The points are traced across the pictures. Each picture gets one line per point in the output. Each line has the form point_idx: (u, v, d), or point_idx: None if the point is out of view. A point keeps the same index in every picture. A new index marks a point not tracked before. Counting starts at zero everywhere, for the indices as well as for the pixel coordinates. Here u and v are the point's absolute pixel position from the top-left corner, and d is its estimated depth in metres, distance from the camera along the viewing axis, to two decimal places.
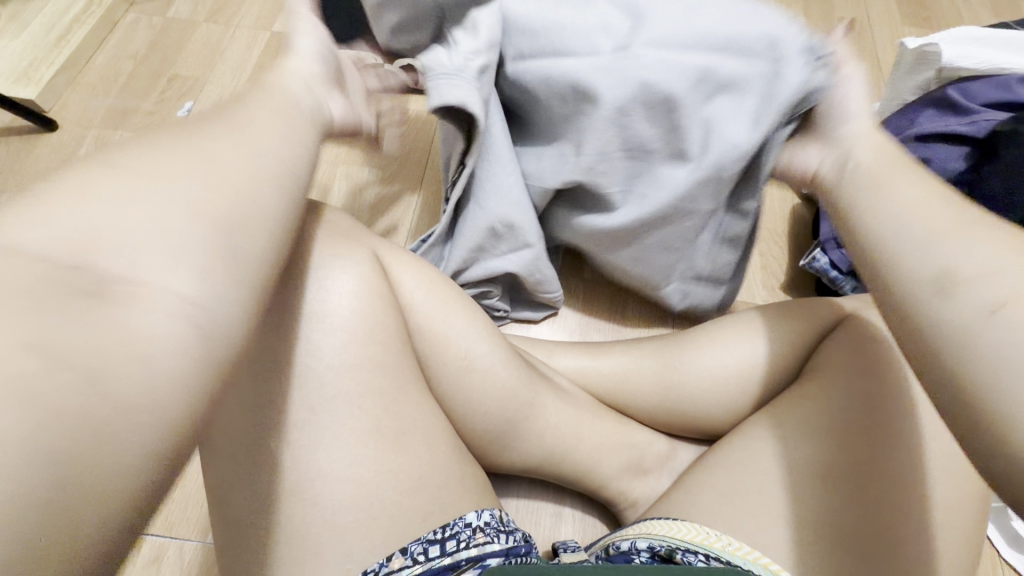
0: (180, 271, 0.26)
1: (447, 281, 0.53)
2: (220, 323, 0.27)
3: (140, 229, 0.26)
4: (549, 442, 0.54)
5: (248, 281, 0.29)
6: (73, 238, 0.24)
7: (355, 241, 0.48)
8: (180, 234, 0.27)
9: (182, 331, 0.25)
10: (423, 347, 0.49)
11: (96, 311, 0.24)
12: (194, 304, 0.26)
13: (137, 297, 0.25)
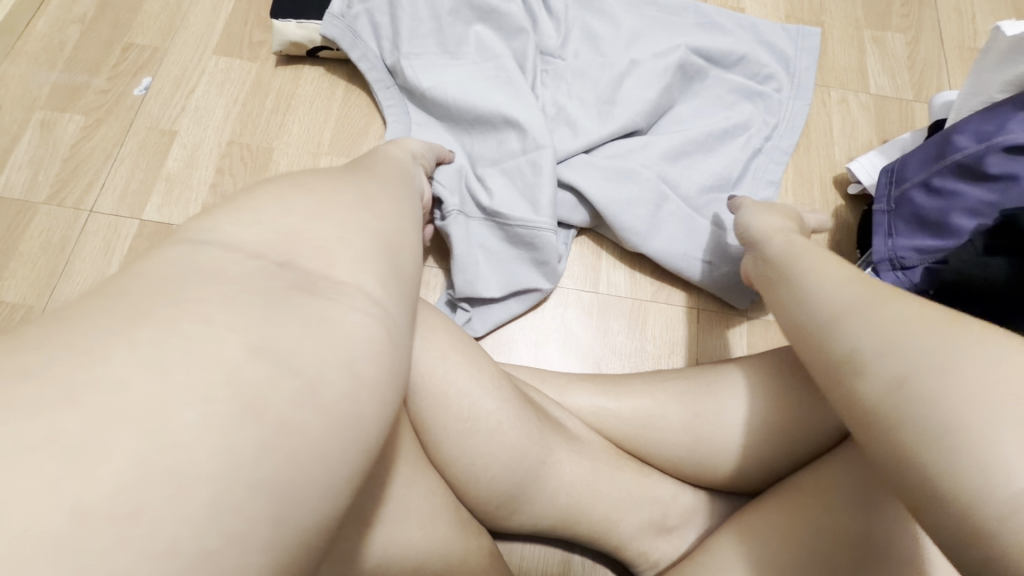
0: (367, 275, 0.30)
1: (446, 323, 0.45)
2: (396, 325, 0.31)
3: (330, 242, 0.31)
4: (563, 502, 0.48)
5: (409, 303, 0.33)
6: (284, 246, 0.30)
7: None
8: (359, 246, 0.31)
9: (375, 331, 0.29)
10: (420, 409, 0.42)
11: (308, 303, 0.28)
12: (380, 303, 0.30)
13: (341, 295, 0.29)
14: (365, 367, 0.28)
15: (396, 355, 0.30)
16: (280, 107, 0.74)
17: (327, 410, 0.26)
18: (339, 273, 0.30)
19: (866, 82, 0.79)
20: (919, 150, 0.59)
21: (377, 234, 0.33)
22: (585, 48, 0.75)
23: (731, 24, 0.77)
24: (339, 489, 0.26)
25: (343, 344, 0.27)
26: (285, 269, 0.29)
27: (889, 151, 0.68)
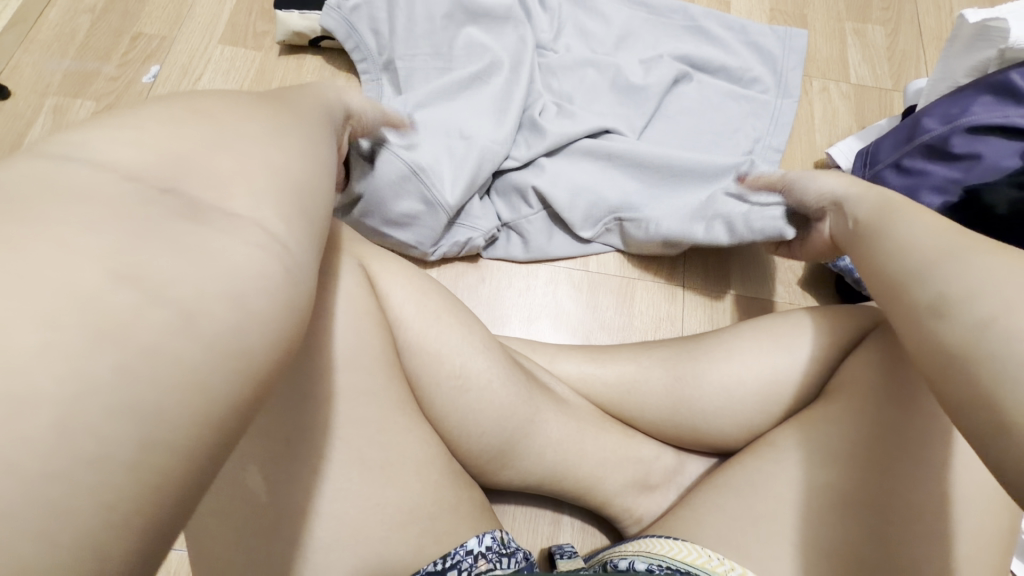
0: (267, 210, 0.26)
1: (440, 289, 0.48)
2: (303, 266, 0.26)
3: (231, 172, 0.26)
4: (550, 459, 0.50)
5: (320, 239, 0.28)
6: (169, 169, 0.24)
7: (339, 248, 0.44)
8: (260, 177, 0.26)
9: (271, 267, 0.25)
10: (415, 366, 0.44)
11: (193, 233, 0.23)
12: (282, 238, 0.26)
13: (229, 227, 0.24)
14: (255, 302, 0.23)
15: (301, 296, 0.26)
16: None
17: (207, 338, 0.22)
18: (232, 206, 0.25)
19: (846, 72, 0.82)
20: (891, 134, 0.62)
21: (298, 163, 0.29)
22: (577, 41, 0.79)
23: (718, 25, 0.79)
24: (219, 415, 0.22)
25: (231, 284, 0.23)
26: (165, 195, 0.24)
27: (865, 137, 0.71)
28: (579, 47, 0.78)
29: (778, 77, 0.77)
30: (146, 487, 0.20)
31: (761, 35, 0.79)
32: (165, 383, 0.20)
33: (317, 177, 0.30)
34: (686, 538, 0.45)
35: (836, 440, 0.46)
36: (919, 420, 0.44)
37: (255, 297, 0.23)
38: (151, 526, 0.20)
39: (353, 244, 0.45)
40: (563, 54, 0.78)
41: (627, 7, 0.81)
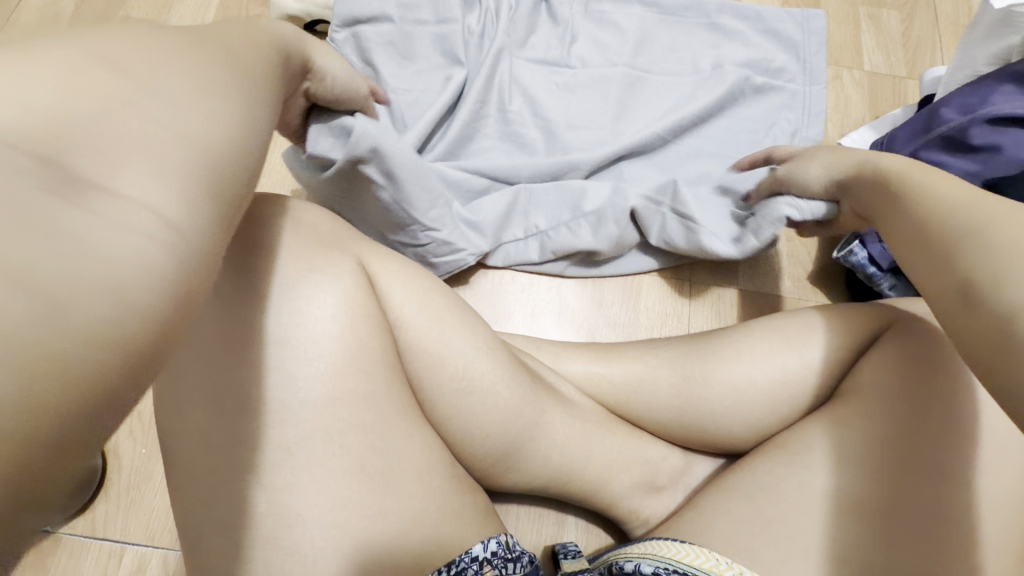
0: (160, 193, 0.23)
1: (442, 287, 0.47)
2: (199, 245, 0.24)
3: (126, 142, 0.23)
4: (556, 461, 0.49)
5: (224, 215, 0.26)
6: (54, 133, 0.22)
7: (336, 246, 0.42)
8: (159, 152, 0.24)
9: (161, 253, 0.22)
10: (417, 369, 0.43)
11: (74, 220, 0.21)
12: (175, 224, 0.23)
13: (113, 210, 0.22)
14: (139, 289, 0.21)
15: (197, 279, 0.24)
16: None
17: (77, 328, 0.20)
18: (123, 189, 0.22)
19: (860, 59, 0.80)
20: (907, 124, 0.60)
21: (204, 135, 0.26)
22: (580, 34, 0.76)
23: (731, 17, 0.77)
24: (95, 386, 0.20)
25: (106, 273, 0.21)
26: (40, 165, 0.21)
27: (879, 127, 0.69)
28: (584, 39, 0.76)
29: (804, 64, 0.75)
30: (9, 474, 0.19)
31: (780, 20, 0.76)
32: (21, 373, 0.19)
33: (234, 158, 0.27)
34: (693, 542, 0.44)
35: (851, 444, 0.45)
36: (940, 425, 0.42)
37: (140, 284, 0.22)
38: (14, 500, 0.19)
39: (352, 242, 0.43)
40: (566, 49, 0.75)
41: (625, 6, 0.78)
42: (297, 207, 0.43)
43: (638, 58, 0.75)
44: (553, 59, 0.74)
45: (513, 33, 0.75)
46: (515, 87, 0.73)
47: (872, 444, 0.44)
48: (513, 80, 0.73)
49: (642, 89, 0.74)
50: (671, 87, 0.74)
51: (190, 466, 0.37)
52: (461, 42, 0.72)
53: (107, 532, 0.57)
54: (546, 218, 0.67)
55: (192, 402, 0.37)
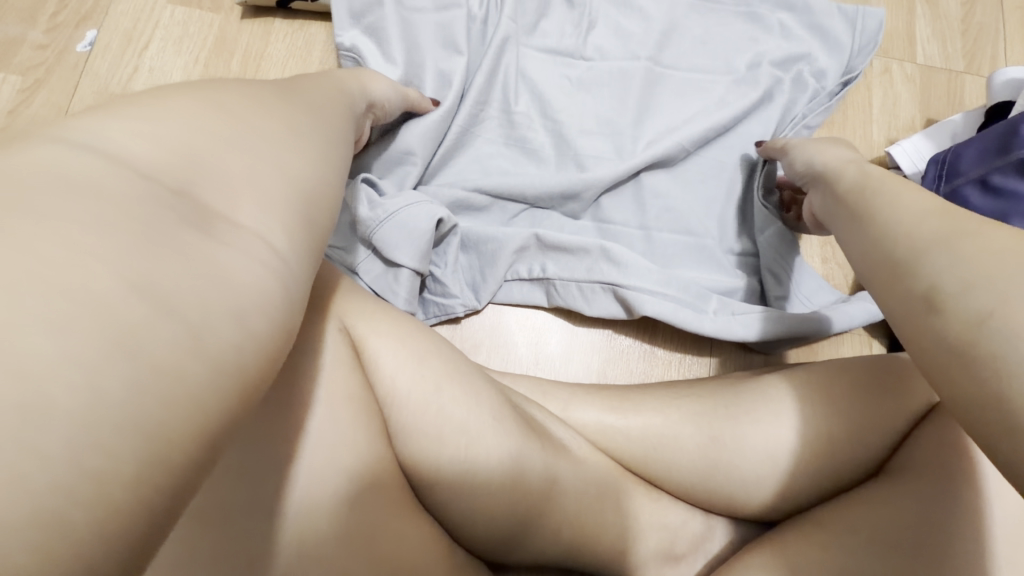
0: (272, 223, 0.25)
1: (440, 346, 0.40)
2: (297, 283, 0.25)
3: (233, 171, 0.25)
4: (567, 535, 0.44)
5: (314, 241, 0.28)
6: (179, 168, 0.24)
7: (310, 309, 0.35)
8: (264, 188, 0.26)
9: (270, 284, 0.23)
10: (409, 452, 0.36)
11: (201, 245, 0.22)
12: (282, 254, 0.25)
13: (236, 239, 0.23)
14: (257, 318, 0.22)
15: (292, 320, 0.25)
16: (246, 66, 0.64)
17: (213, 355, 0.20)
18: (240, 218, 0.24)
19: (913, 50, 0.71)
20: (976, 140, 0.52)
21: (288, 171, 0.28)
22: (597, 18, 0.66)
23: (772, 7, 0.67)
24: (217, 422, 0.21)
25: (236, 299, 0.22)
26: (174, 196, 0.23)
27: (936, 135, 0.60)
28: (601, 23, 0.66)
29: (849, 64, 0.65)
30: (132, 492, 0.18)
31: (827, 12, 0.66)
32: (168, 402, 0.19)
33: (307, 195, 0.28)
34: None
35: (904, 521, 0.39)
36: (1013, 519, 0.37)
37: (259, 307, 0.23)
38: (133, 550, 0.19)
39: (332, 299, 0.36)
40: (581, 38, 0.65)
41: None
42: None
43: (661, 48, 0.65)
44: (565, 48, 0.65)
45: (522, 22, 0.65)
46: (522, 82, 0.64)
47: (930, 520, 0.39)
48: (520, 74, 0.64)
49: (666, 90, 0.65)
50: (700, 87, 0.65)
51: None
52: (461, 29, 0.63)
53: None
54: (547, 246, 0.60)
55: None
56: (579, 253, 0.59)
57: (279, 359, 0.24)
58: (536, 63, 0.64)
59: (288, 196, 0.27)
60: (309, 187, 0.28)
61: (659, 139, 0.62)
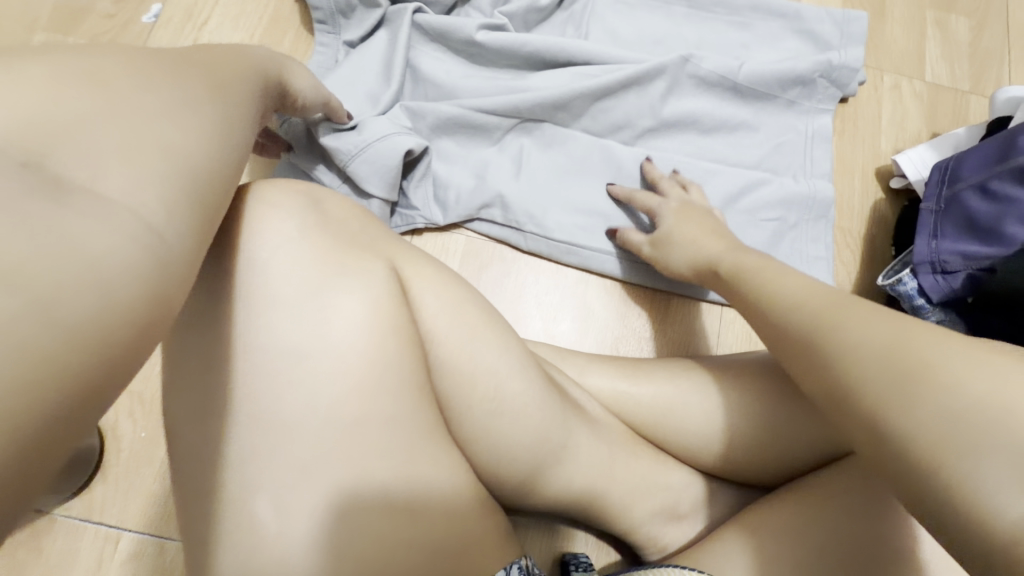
0: (144, 196, 0.25)
1: (479, 295, 0.43)
2: (176, 257, 0.26)
3: (95, 140, 0.25)
4: (580, 486, 0.47)
5: (202, 216, 0.28)
6: (34, 138, 0.23)
7: (367, 247, 0.39)
8: (132, 155, 0.26)
9: (138, 258, 0.24)
10: (445, 387, 0.40)
11: (50, 216, 0.22)
12: (156, 230, 0.25)
13: (93, 210, 0.24)
14: (120, 294, 0.23)
15: (169, 290, 0.26)
16: (297, 46, 0.69)
17: (52, 323, 0.21)
18: (105, 189, 0.24)
19: (923, 69, 0.75)
20: (980, 148, 0.56)
21: (177, 144, 0.28)
22: (613, 15, 0.73)
23: (770, 17, 0.73)
24: (71, 402, 0.21)
25: (86, 271, 0.22)
26: (23, 168, 0.23)
27: (940, 146, 0.65)
28: (619, 23, 0.73)
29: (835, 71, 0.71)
30: None
31: (820, 21, 0.73)
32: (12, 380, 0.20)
33: (208, 159, 0.29)
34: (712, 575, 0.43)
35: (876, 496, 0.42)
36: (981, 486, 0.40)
37: (128, 279, 0.24)
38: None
39: (385, 243, 0.40)
40: (597, 33, 0.72)
41: (664, 6, 0.74)
42: (323, 202, 0.39)
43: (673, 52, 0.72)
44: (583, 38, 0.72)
45: (548, 25, 0.72)
46: (541, 59, 0.69)
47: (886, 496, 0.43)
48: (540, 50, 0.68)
49: (681, 87, 0.70)
50: (710, 84, 0.70)
51: (196, 479, 0.34)
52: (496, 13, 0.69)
53: (104, 515, 0.55)
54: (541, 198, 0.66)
55: (205, 409, 0.34)
56: (586, 225, 0.66)
57: (160, 329, 0.26)
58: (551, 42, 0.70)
59: (180, 173, 0.27)
60: (208, 149, 0.29)
61: (660, 123, 0.69)
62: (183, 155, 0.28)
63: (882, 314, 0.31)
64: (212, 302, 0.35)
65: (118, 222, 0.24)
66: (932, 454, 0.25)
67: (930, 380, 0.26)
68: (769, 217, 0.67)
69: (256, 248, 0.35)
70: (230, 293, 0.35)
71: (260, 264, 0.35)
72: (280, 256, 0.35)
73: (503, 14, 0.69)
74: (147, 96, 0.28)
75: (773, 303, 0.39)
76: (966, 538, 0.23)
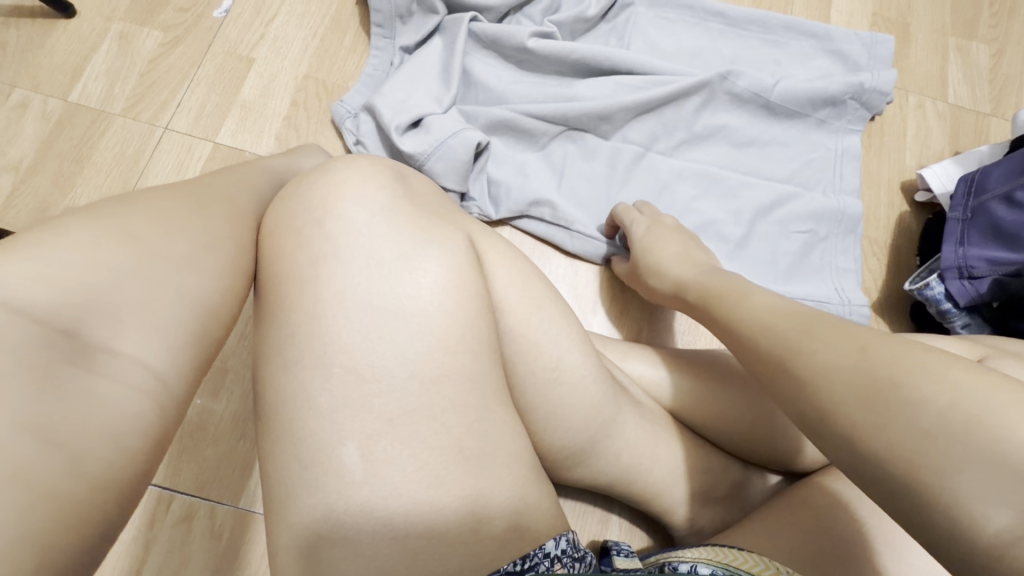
0: (154, 347, 0.32)
1: (541, 273, 0.46)
2: (178, 392, 0.33)
3: (122, 297, 0.32)
4: (625, 461, 0.49)
5: (203, 357, 0.35)
6: (72, 304, 0.30)
7: (447, 221, 0.42)
8: (149, 306, 0.32)
9: (144, 403, 0.31)
10: (512, 355, 0.42)
11: (78, 376, 0.29)
12: (159, 372, 0.32)
13: (112, 366, 0.30)
14: (130, 434, 0.30)
15: (170, 422, 0.32)
16: (358, 44, 0.74)
17: (83, 467, 0.27)
18: (120, 343, 0.31)
19: (946, 91, 0.79)
20: (1003, 162, 0.60)
21: (190, 289, 0.34)
22: (654, 31, 0.77)
23: (801, 37, 0.78)
24: (101, 518, 0.28)
25: (108, 419, 0.29)
26: (61, 335, 0.30)
27: (964, 161, 0.69)
28: (660, 37, 0.77)
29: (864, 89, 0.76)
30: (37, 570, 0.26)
31: (848, 42, 0.77)
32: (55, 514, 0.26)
33: (223, 299, 0.36)
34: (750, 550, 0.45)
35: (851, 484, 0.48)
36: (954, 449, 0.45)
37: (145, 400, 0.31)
38: None
39: (463, 219, 0.43)
40: (640, 46, 0.76)
41: (701, 23, 0.78)
42: (407, 177, 0.44)
43: (709, 66, 0.76)
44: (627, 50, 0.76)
45: (592, 36, 0.77)
46: (588, 68, 0.73)
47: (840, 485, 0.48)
48: (588, 59, 0.72)
49: (718, 100, 0.74)
50: (745, 97, 0.74)
51: (287, 426, 0.37)
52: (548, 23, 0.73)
53: (158, 478, 0.57)
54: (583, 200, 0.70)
55: (298, 358, 0.37)
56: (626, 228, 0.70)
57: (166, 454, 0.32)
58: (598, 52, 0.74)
59: (195, 313, 0.34)
60: (213, 286, 0.36)
61: (698, 134, 0.73)
62: (203, 298, 0.35)
63: (849, 330, 0.32)
64: (310, 261, 0.38)
65: (133, 369, 0.31)
66: (911, 476, 0.26)
67: (900, 396, 0.27)
68: (799, 228, 0.70)
69: (353, 211, 0.39)
70: (328, 253, 0.38)
71: (359, 230, 0.38)
72: (376, 224, 0.39)
73: (553, 24, 0.73)
74: (173, 246, 0.35)
75: (739, 323, 0.39)
76: (945, 549, 0.25)
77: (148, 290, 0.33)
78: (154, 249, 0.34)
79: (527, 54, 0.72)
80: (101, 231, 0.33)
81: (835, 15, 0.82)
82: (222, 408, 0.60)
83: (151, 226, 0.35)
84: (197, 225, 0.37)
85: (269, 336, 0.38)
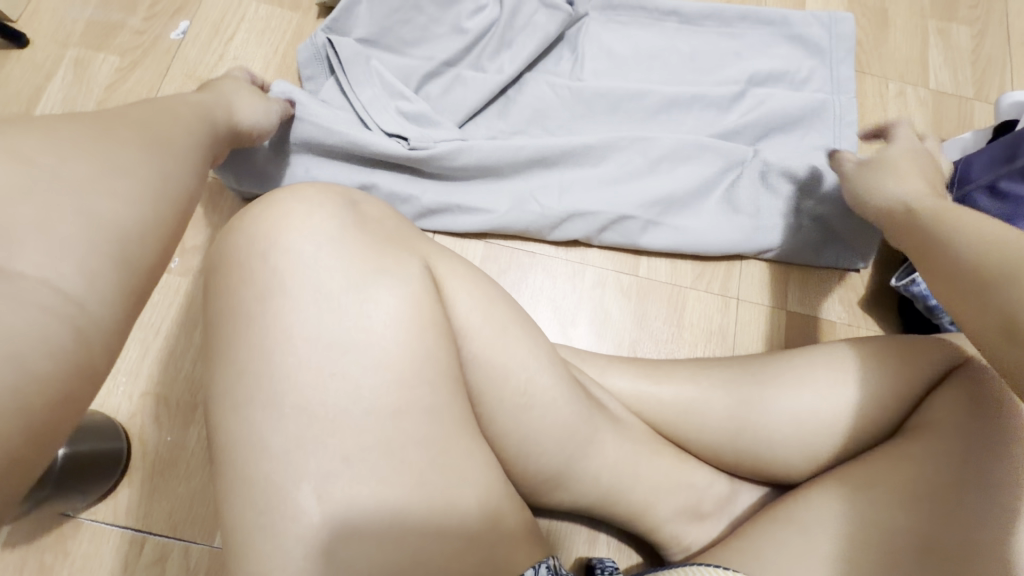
0: (68, 267, 0.30)
1: (507, 293, 0.44)
2: (99, 321, 0.30)
3: (35, 210, 0.30)
4: (605, 482, 0.47)
5: (138, 282, 0.33)
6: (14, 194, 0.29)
7: (402, 246, 0.40)
8: (65, 226, 0.30)
9: (62, 325, 0.28)
10: (477, 383, 0.41)
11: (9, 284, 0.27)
12: (77, 297, 0.29)
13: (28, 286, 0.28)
14: (52, 352, 0.28)
15: (95, 348, 0.30)
16: None
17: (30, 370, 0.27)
18: (31, 261, 0.29)
19: (927, 76, 0.77)
20: (985, 150, 0.58)
21: (107, 216, 0.32)
22: (616, 44, 0.75)
23: (755, 25, 0.76)
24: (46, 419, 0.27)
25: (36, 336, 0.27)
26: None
27: (947, 150, 0.67)
28: (621, 45, 0.75)
29: (831, 73, 0.74)
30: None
31: (807, 25, 0.75)
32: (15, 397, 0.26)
33: (141, 218, 0.34)
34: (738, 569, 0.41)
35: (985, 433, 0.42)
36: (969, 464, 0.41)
37: (123, 297, 0.32)
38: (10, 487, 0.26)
39: (420, 243, 0.42)
40: (603, 58, 0.75)
41: (656, 22, 0.77)
42: (359, 202, 0.42)
43: (670, 68, 0.75)
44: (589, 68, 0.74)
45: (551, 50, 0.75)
46: (553, 87, 0.72)
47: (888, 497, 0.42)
48: (558, 84, 0.72)
49: (681, 104, 0.72)
50: (711, 100, 0.72)
51: (239, 470, 0.35)
52: (507, 50, 0.72)
53: (129, 519, 0.55)
54: (560, 210, 0.67)
55: (247, 400, 0.35)
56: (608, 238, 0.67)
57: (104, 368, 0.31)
58: (558, 74, 0.74)
59: (142, 238, 0.34)
60: (153, 205, 0.35)
61: (664, 140, 0.69)
62: (143, 225, 0.34)
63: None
64: (255, 296, 0.36)
65: (73, 272, 0.30)
66: None
67: None
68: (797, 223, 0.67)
69: (300, 242, 0.37)
70: (275, 285, 0.36)
71: (304, 259, 0.36)
72: (323, 253, 0.37)
73: (510, 49, 0.72)
74: (122, 172, 0.35)
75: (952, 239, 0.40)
76: None
77: (103, 206, 0.32)
78: (97, 164, 0.34)
79: (487, 78, 0.71)
80: (58, 138, 0.33)
81: (811, 4, 0.80)
82: (193, 445, 0.58)
83: (99, 145, 0.35)
84: (147, 153, 0.37)
85: (216, 377, 0.36)
